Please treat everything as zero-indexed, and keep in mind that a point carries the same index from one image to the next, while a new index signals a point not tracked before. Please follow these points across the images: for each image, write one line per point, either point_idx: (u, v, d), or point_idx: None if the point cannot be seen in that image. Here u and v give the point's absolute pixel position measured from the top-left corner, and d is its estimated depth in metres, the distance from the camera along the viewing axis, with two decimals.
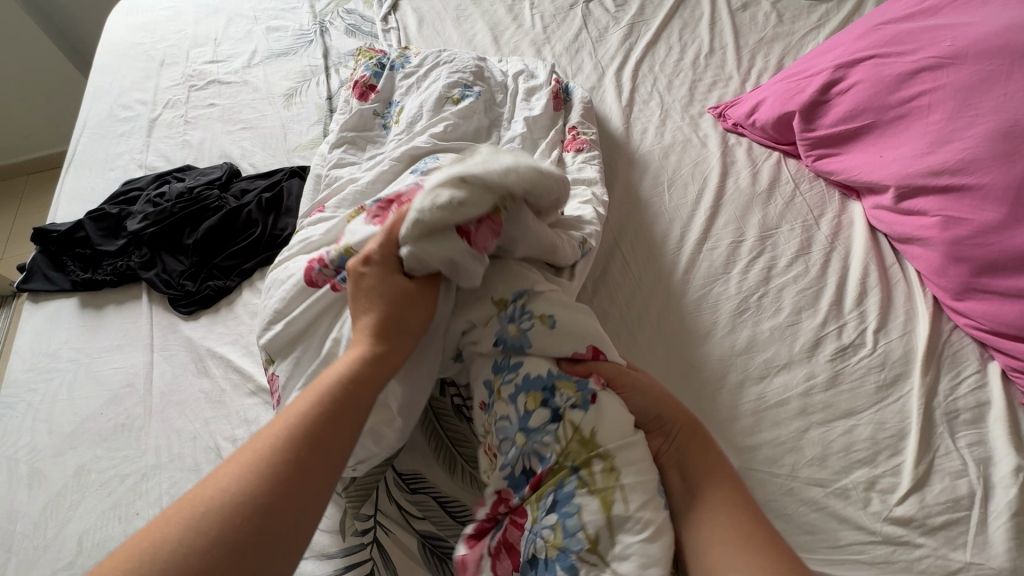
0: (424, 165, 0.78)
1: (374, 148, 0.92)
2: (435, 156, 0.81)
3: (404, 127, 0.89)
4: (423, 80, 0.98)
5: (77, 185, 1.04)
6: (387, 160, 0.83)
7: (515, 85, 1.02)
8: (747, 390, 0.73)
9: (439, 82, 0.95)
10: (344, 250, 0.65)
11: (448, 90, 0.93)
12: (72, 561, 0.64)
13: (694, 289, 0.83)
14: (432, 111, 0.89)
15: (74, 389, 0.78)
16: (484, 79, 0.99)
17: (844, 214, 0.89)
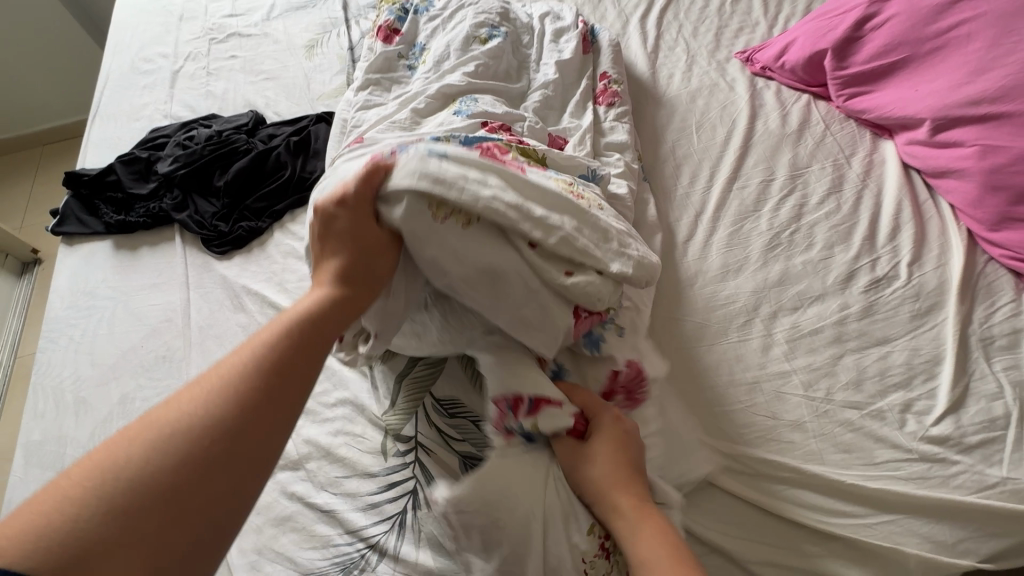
0: (467, 108, 0.79)
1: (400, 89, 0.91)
2: (473, 98, 0.81)
3: (434, 65, 0.88)
4: (449, 22, 0.97)
5: (104, 134, 1.05)
6: (421, 97, 0.83)
7: (542, 27, 1.01)
8: (780, 320, 0.73)
9: (468, 22, 0.94)
10: None
11: (475, 31, 0.93)
12: None
13: (726, 225, 0.82)
14: (461, 50, 0.89)
15: (114, 324, 0.79)
16: (510, 23, 0.98)
17: (876, 152, 0.88)
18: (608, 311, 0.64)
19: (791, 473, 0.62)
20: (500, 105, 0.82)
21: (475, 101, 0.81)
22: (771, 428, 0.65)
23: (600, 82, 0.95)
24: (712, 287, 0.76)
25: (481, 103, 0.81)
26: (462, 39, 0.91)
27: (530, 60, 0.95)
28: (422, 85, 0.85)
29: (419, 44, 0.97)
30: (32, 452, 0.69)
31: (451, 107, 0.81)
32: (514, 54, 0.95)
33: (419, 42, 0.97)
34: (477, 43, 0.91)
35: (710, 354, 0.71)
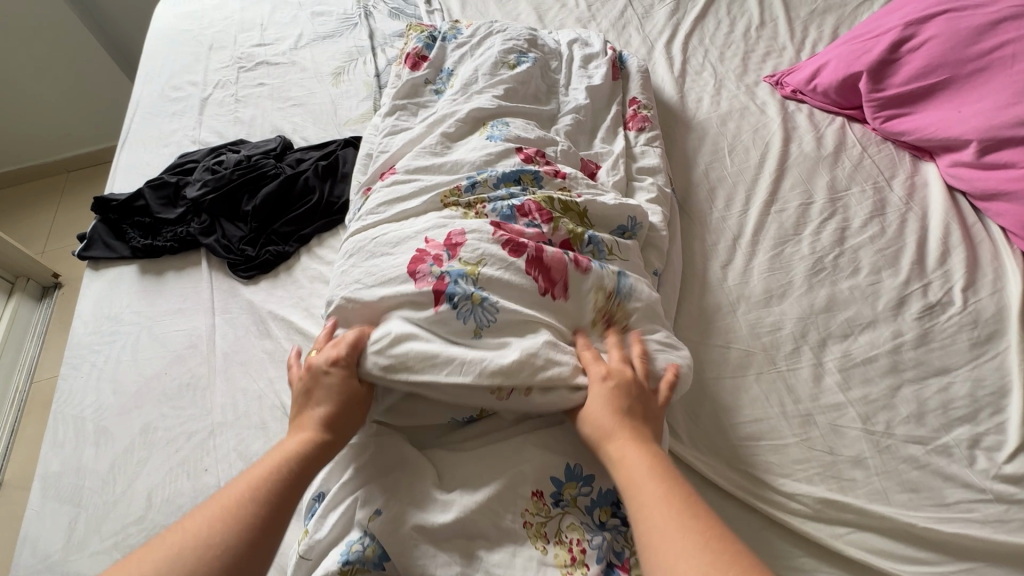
0: (499, 132, 0.78)
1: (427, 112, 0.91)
2: (503, 124, 0.81)
3: (462, 88, 0.88)
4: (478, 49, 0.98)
5: (133, 160, 1.05)
6: (448, 120, 0.82)
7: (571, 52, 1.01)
8: (830, 348, 0.70)
9: (497, 49, 0.94)
10: (469, 268, 0.60)
11: (504, 56, 0.93)
12: (143, 515, 0.63)
13: (766, 249, 0.80)
14: (489, 74, 0.89)
15: (138, 351, 0.77)
16: (538, 49, 0.99)
17: (917, 175, 0.85)
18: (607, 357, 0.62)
19: (853, 514, 0.57)
20: (533, 129, 0.81)
21: (508, 124, 0.81)
22: (829, 465, 0.61)
23: (631, 107, 0.95)
24: (756, 313, 0.73)
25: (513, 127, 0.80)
26: (492, 65, 0.91)
27: (557, 86, 0.95)
28: (450, 109, 0.84)
29: (446, 70, 0.97)
30: (49, 485, 0.67)
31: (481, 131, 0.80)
32: (543, 76, 0.94)
33: (447, 67, 0.97)
34: (506, 67, 0.91)
35: (758, 383, 0.68)
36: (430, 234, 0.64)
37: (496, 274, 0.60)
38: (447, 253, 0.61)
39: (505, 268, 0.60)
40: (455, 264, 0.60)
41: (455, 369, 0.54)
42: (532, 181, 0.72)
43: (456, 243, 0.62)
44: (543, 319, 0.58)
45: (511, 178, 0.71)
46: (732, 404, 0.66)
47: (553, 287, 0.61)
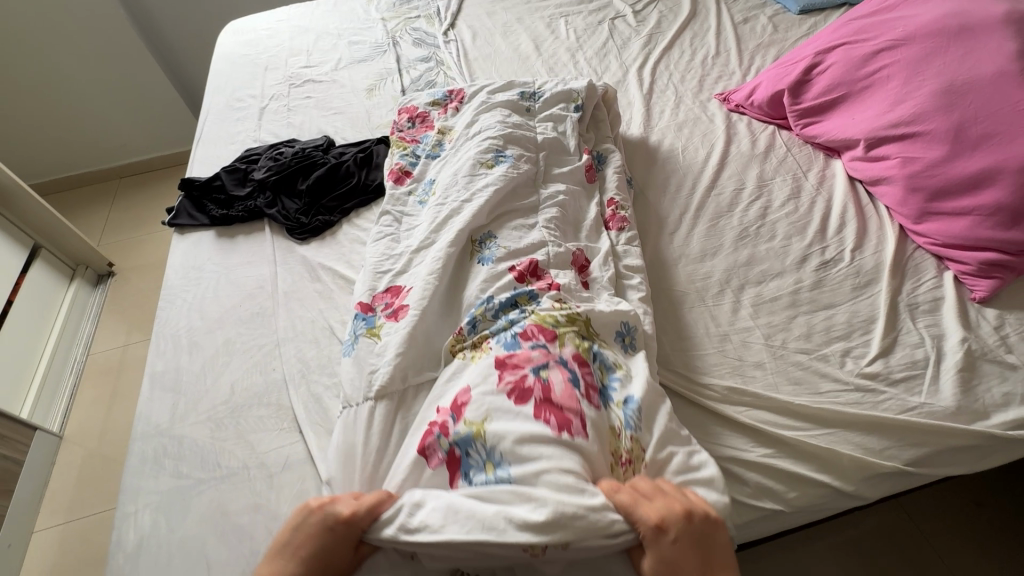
0: (491, 251, 0.85)
1: (411, 219, 0.96)
2: (490, 217, 0.89)
3: (452, 175, 0.95)
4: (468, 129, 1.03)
5: (206, 154, 1.31)
6: (441, 211, 0.90)
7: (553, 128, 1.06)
8: (747, 291, 0.92)
9: (482, 133, 1.00)
10: (475, 431, 0.65)
11: (481, 156, 0.96)
12: (229, 399, 0.85)
13: (704, 221, 1.02)
14: (466, 179, 0.93)
15: (219, 290, 1.01)
16: (524, 123, 1.05)
17: (828, 168, 1.09)
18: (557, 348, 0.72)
19: (752, 397, 0.78)
20: (520, 223, 0.89)
21: (497, 239, 0.87)
22: (738, 367, 0.82)
23: (608, 208, 1.00)
24: (692, 267, 0.96)
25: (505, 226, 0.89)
26: (475, 151, 0.97)
27: (541, 151, 1.02)
28: (440, 201, 0.92)
29: (432, 151, 1.05)
30: (156, 379, 0.89)
31: (474, 240, 0.87)
32: (529, 149, 1.01)
33: (429, 177, 1.01)
34: (492, 148, 0.98)
35: (690, 313, 0.90)
36: (439, 404, 0.70)
37: (504, 424, 0.64)
38: (453, 419, 0.67)
39: (514, 417, 0.65)
40: (460, 428, 0.65)
41: (478, 526, 0.57)
42: (529, 300, 0.79)
43: (461, 407, 0.67)
44: (552, 462, 0.60)
45: (510, 303, 0.78)
46: (672, 329, 0.88)
47: (568, 422, 0.64)
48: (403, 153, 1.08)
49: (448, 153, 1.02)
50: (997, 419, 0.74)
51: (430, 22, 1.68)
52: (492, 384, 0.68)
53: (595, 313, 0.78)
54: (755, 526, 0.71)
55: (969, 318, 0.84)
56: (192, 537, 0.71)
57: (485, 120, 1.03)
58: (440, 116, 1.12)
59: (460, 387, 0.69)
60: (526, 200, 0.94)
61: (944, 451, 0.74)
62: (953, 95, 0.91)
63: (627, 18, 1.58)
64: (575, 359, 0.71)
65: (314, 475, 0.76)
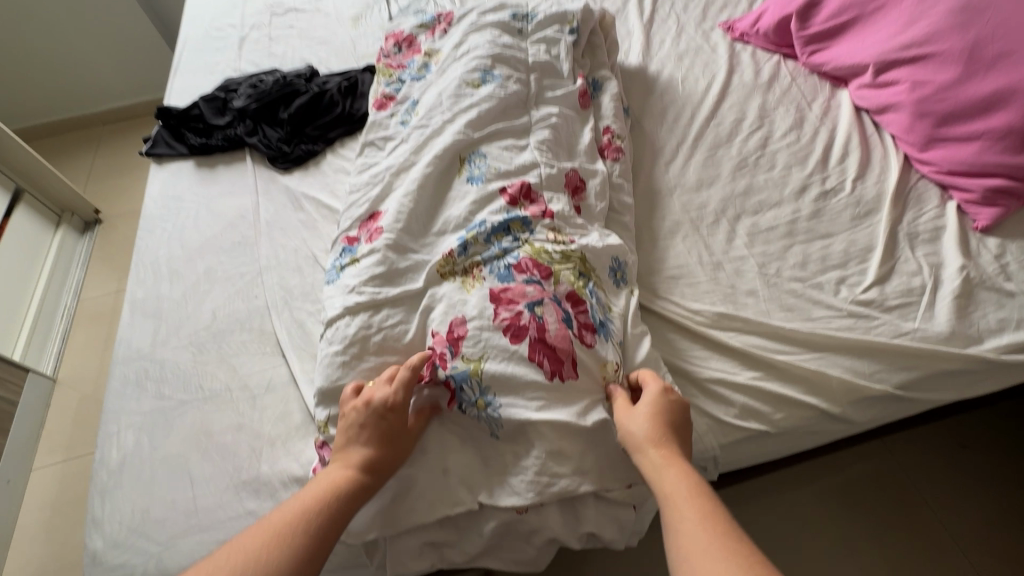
0: (480, 171, 0.81)
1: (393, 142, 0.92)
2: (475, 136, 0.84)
3: (439, 97, 0.90)
4: (457, 52, 0.97)
5: (184, 84, 1.25)
6: (426, 133, 0.86)
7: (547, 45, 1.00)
8: (743, 221, 0.89)
9: (470, 56, 0.95)
10: (472, 368, 0.63)
11: (467, 76, 0.91)
12: (211, 324, 0.84)
13: (702, 152, 0.98)
14: (452, 98, 0.89)
15: (199, 219, 0.97)
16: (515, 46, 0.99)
17: (833, 99, 1.04)
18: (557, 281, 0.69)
19: (742, 323, 0.77)
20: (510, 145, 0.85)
21: (485, 157, 0.82)
22: (730, 294, 0.81)
23: (603, 136, 0.95)
24: (688, 197, 0.92)
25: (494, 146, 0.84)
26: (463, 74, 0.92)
27: (533, 75, 0.96)
28: (427, 122, 0.88)
29: (418, 74, 0.99)
30: (136, 306, 0.87)
31: (461, 159, 0.83)
32: (519, 74, 0.95)
33: (412, 97, 0.95)
34: (481, 69, 0.92)
35: (684, 243, 0.87)
36: (434, 326, 0.67)
37: (499, 367, 0.63)
38: (450, 350, 0.64)
39: (509, 356, 0.63)
40: (458, 363, 0.63)
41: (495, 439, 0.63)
42: (522, 226, 0.75)
43: (459, 339, 0.64)
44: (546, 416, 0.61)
45: (502, 229, 0.74)
46: (667, 257, 0.86)
47: (560, 366, 0.63)
48: (388, 79, 1.02)
49: (434, 75, 0.96)
50: (990, 345, 0.73)
51: None
52: (488, 319, 0.65)
53: (591, 247, 0.74)
54: (740, 447, 0.71)
55: (969, 246, 0.81)
56: (175, 454, 0.71)
57: (472, 42, 0.97)
58: (427, 38, 1.06)
59: (455, 316, 0.66)
60: (515, 121, 0.88)
61: (933, 376, 0.73)
62: (969, 13, 0.86)
63: None
64: (572, 301, 0.68)
65: (297, 397, 0.76)
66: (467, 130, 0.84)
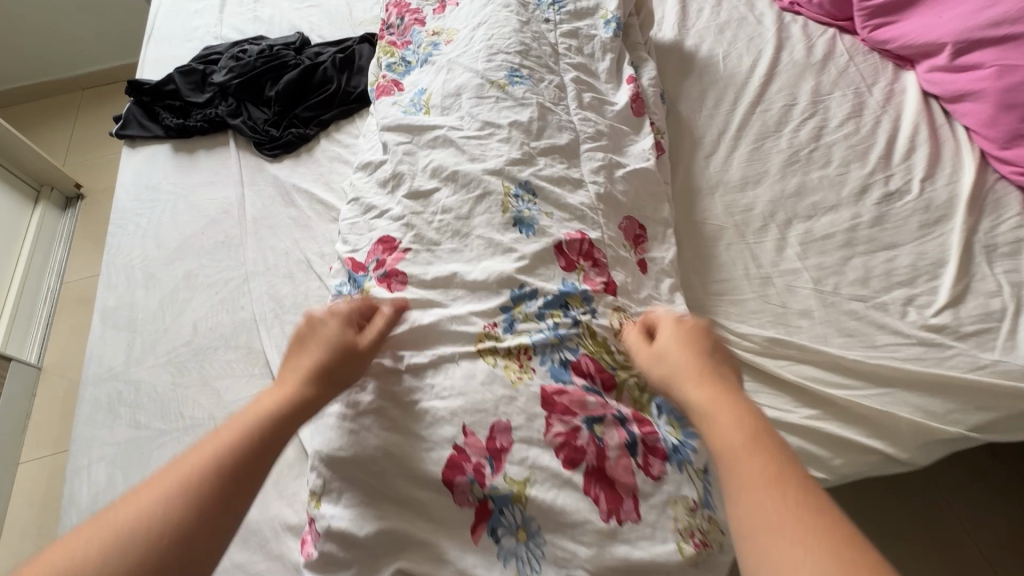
0: (533, 218, 0.63)
1: (395, 143, 0.73)
2: (501, 138, 0.68)
3: (453, 87, 0.75)
4: (472, 30, 0.82)
5: (159, 53, 1.11)
6: (440, 136, 0.70)
7: (578, 29, 0.86)
8: (795, 226, 0.78)
9: (488, 34, 0.80)
10: (516, 490, 0.49)
11: (491, 74, 0.74)
12: (192, 339, 0.74)
13: (747, 144, 0.87)
14: (473, 102, 0.72)
15: (177, 214, 0.86)
16: (531, 20, 0.84)
17: (897, 82, 0.91)
18: (620, 375, 0.56)
19: (796, 350, 0.67)
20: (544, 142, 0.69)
21: (536, 200, 0.65)
22: (781, 315, 0.71)
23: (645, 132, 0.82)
24: (731, 197, 0.81)
25: (526, 145, 0.68)
26: (481, 59, 0.76)
27: (568, 72, 0.80)
28: (443, 122, 0.72)
29: (425, 54, 0.84)
30: (108, 315, 0.77)
31: (503, 182, 0.64)
32: (546, 56, 0.80)
33: (422, 87, 0.79)
34: (501, 48, 0.77)
35: (728, 253, 0.77)
36: (466, 420, 0.52)
37: (547, 494, 0.49)
38: (490, 463, 0.50)
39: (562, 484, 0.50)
40: (499, 482, 0.50)
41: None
42: (582, 302, 0.59)
43: (502, 450, 0.51)
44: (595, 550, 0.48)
45: (558, 305, 0.58)
46: (710, 271, 0.75)
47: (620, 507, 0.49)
48: (391, 59, 0.88)
49: (445, 57, 0.80)
50: None
51: None
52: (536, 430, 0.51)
53: None
54: None
55: None
56: None
57: (491, 17, 0.82)
58: (435, 13, 0.90)
59: (496, 420, 0.52)
60: (546, 113, 0.72)
61: (1013, 416, 0.64)
62: None
63: None
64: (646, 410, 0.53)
65: None
66: (493, 130, 0.69)
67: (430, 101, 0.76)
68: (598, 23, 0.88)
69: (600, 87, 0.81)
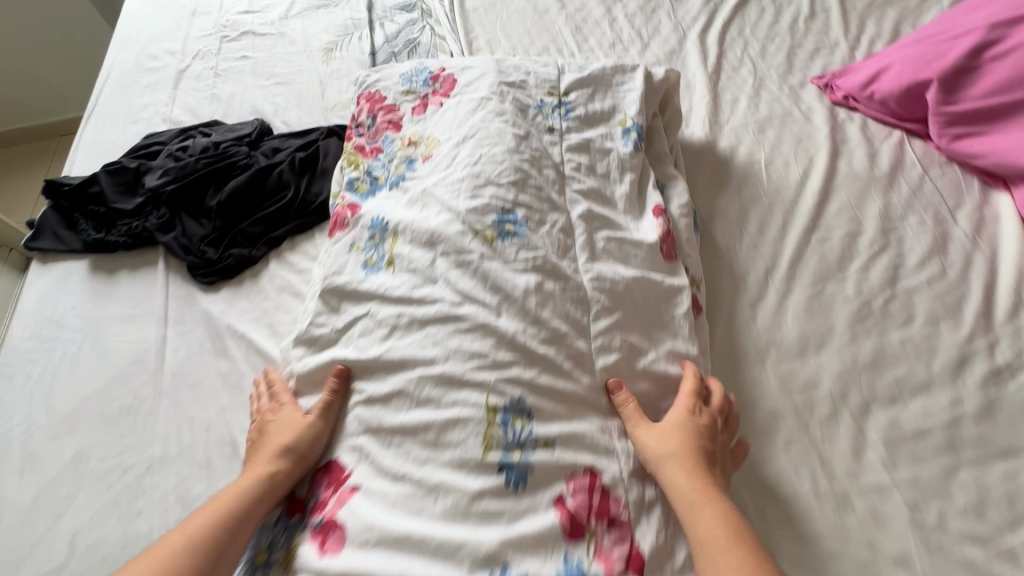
0: (525, 458, 0.47)
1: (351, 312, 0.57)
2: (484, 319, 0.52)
3: (425, 232, 0.58)
4: (457, 147, 0.66)
5: (97, 137, 0.95)
6: (406, 313, 0.54)
7: (589, 140, 0.69)
8: (875, 415, 0.59)
9: (474, 156, 0.64)
10: None
11: (477, 219, 0.58)
12: (64, 563, 0.55)
13: (804, 287, 0.68)
14: (450, 262, 0.56)
15: (79, 362, 0.68)
16: (530, 133, 0.68)
17: (987, 206, 0.73)
18: None
19: None
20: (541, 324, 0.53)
21: (531, 424, 0.48)
22: (867, 562, 0.51)
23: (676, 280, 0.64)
24: (785, 366, 0.63)
25: (519, 333, 0.52)
26: (465, 194, 0.60)
27: (575, 203, 0.63)
28: (410, 286, 0.55)
29: (396, 174, 0.67)
30: None
31: (486, 398, 0.49)
32: (547, 185, 0.64)
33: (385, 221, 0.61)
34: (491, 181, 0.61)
35: (789, 453, 0.57)
36: None
37: None
38: None
39: None
40: None
41: None
42: None
43: None
44: None
45: None
46: (765, 481, 0.56)
47: None
48: (356, 172, 0.71)
49: (420, 183, 0.64)
50: None
51: None
52: None
53: None
54: None
55: None
56: None
57: (480, 130, 0.66)
58: (415, 115, 0.74)
59: None
60: (545, 279, 0.56)
61: None
62: None
63: None
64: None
65: None
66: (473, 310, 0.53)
67: (395, 250, 0.59)
68: (615, 131, 0.71)
69: (618, 221, 0.64)
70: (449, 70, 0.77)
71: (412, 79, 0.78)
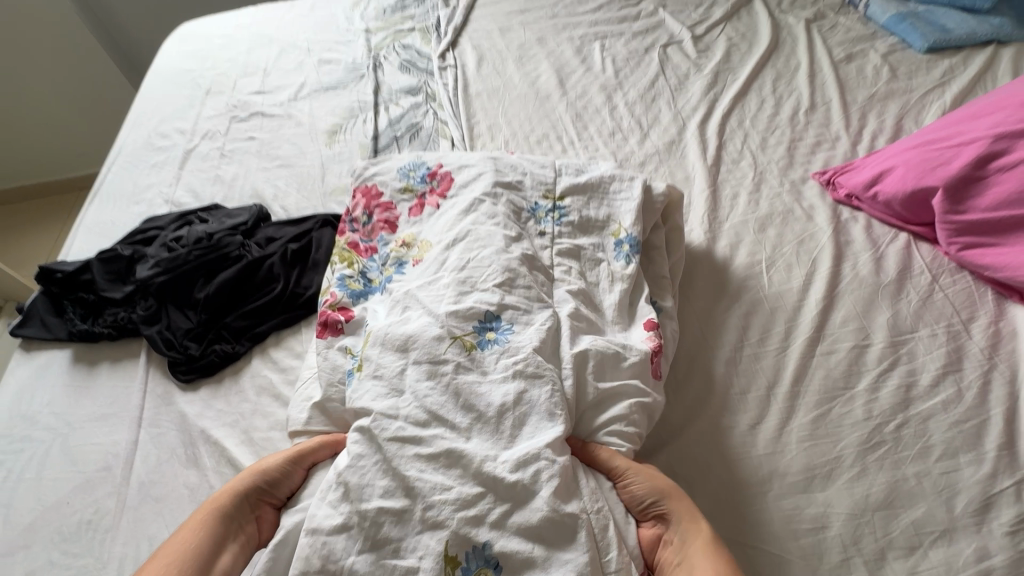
0: None
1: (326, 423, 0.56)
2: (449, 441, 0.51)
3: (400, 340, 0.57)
4: (446, 249, 0.65)
5: (98, 217, 0.96)
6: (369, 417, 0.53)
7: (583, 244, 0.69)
8: (889, 565, 0.54)
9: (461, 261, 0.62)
10: None
11: (456, 326, 0.57)
12: None
13: (809, 407, 0.64)
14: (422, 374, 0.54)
15: (45, 466, 0.66)
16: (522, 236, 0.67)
17: (1003, 320, 0.69)
18: None
19: None
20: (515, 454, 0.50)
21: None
22: None
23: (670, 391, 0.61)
24: (790, 501, 0.58)
25: (487, 460, 0.50)
26: (447, 301, 0.59)
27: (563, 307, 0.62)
28: (376, 395, 0.54)
29: (387, 278, 0.67)
30: None
31: (446, 545, 0.47)
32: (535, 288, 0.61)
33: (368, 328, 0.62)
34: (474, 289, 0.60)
35: None
36: None
37: None
38: None
39: None
40: None
41: None
42: None
43: None
44: None
45: None
46: None
47: None
48: (347, 269, 0.70)
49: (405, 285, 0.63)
50: None
51: (425, 36, 1.31)
52: None
53: None
54: None
55: None
56: None
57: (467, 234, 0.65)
58: (409, 216, 0.73)
59: None
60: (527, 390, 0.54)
61: None
62: None
63: (683, 46, 1.19)
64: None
65: None
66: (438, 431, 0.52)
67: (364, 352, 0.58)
68: (607, 242, 0.69)
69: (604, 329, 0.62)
70: (447, 166, 0.76)
71: (410, 176, 0.77)
